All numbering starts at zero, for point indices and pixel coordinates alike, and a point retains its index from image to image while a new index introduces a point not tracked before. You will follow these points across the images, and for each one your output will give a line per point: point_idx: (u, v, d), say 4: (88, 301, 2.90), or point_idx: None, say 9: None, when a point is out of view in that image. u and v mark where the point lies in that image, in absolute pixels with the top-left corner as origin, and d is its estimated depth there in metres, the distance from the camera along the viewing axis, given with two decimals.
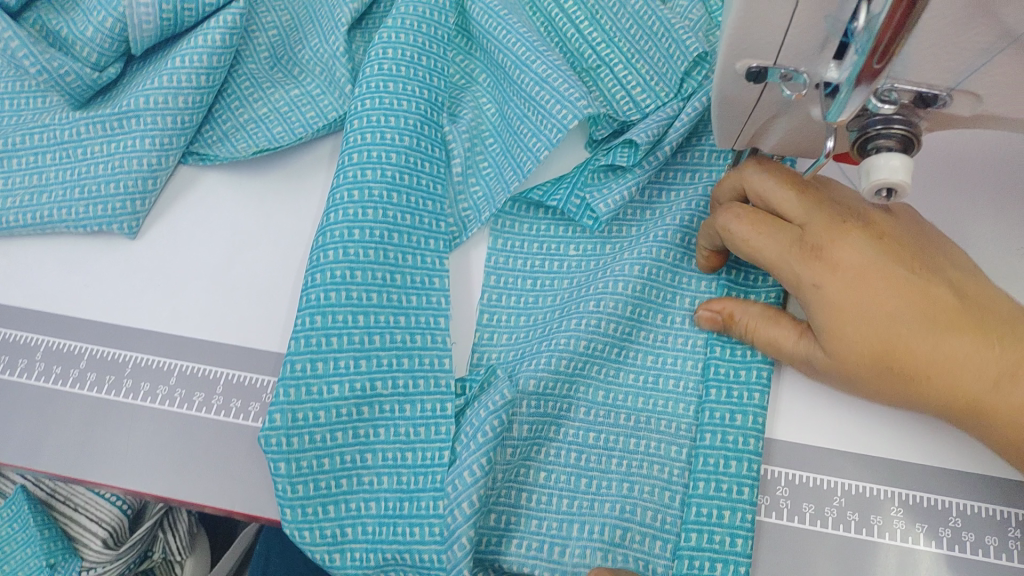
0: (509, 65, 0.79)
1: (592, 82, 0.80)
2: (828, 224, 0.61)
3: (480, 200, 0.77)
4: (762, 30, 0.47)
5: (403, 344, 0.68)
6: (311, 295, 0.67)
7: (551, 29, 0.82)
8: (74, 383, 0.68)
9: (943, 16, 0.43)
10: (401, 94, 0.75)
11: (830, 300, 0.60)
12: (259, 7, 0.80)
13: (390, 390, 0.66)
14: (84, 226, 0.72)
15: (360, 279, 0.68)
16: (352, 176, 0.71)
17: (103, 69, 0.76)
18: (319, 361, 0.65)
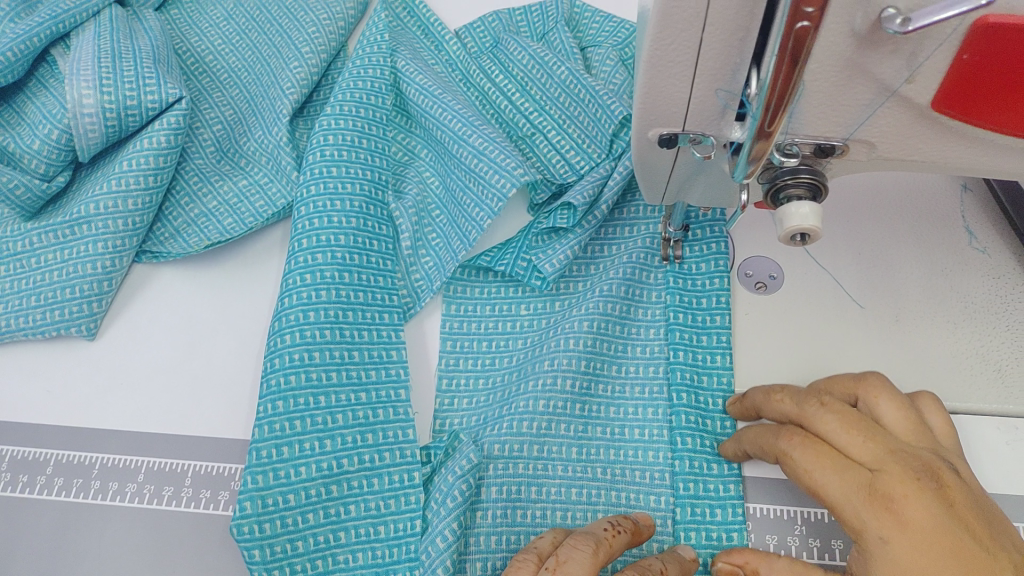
0: (448, 141, 0.82)
1: (529, 148, 0.85)
2: (901, 477, 0.51)
3: (431, 270, 0.79)
4: (668, 99, 0.51)
5: (365, 420, 0.69)
6: (271, 380, 0.69)
7: (485, 102, 0.88)
8: (42, 490, 0.68)
9: (824, 73, 0.47)
10: (346, 179, 0.78)
11: (893, 550, 0.50)
12: (203, 105, 0.85)
13: (357, 467, 0.68)
14: (42, 332, 0.73)
15: (320, 361, 0.70)
16: (303, 260, 0.73)
17: (52, 179, 0.78)
18: (285, 445, 0.67)
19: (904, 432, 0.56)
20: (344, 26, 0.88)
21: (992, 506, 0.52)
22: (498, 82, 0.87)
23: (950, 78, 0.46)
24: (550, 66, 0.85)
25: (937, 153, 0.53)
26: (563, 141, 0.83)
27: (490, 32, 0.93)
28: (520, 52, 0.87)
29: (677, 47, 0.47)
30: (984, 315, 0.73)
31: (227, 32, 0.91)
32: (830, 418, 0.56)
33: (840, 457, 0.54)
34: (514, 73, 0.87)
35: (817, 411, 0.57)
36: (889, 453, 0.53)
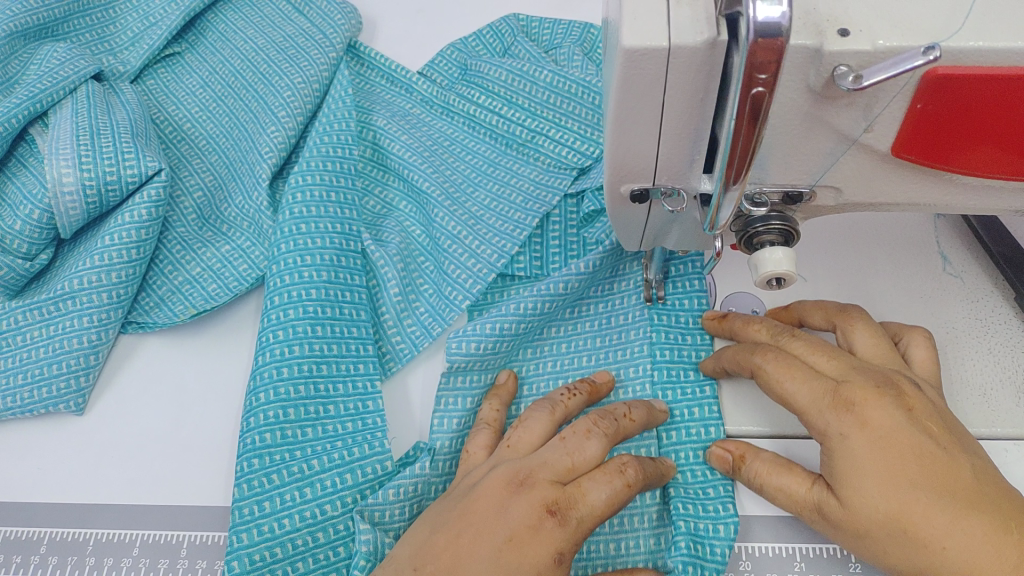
0: (435, 194, 0.86)
1: (534, 150, 0.90)
2: (864, 385, 0.57)
3: (427, 321, 0.79)
4: (636, 159, 0.53)
5: (343, 460, 0.69)
6: (250, 438, 0.69)
7: (474, 125, 0.93)
8: (36, 569, 0.68)
9: (785, 128, 0.49)
10: (314, 235, 0.78)
11: (852, 445, 0.55)
12: (182, 173, 0.86)
13: (340, 511, 0.67)
14: (31, 410, 0.73)
15: (297, 418, 0.70)
16: (276, 317, 0.74)
17: (34, 258, 0.78)
18: (262, 502, 0.67)
19: (876, 357, 0.63)
20: (320, 87, 0.89)
21: (958, 425, 0.57)
22: (480, 103, 0.93)
23: (906, 126, 0.47)
24: (531, 75, 0.93)
25: (901, 194, 0.54)
26: (567, 137, 0.89)
27: (457, 60, 0.96)
28: (496, 70, 0.94)
29: (641, 109, 0.49)
30: (964, 338, 0.74)
31: (204, 99, 0.92)
32: (800, 346, 0.62)
33: (810, 372, 0.59)
34: (495, 91, 0.93)
35: (788, 340, 0.64)
36: (852, 367, 0.59)
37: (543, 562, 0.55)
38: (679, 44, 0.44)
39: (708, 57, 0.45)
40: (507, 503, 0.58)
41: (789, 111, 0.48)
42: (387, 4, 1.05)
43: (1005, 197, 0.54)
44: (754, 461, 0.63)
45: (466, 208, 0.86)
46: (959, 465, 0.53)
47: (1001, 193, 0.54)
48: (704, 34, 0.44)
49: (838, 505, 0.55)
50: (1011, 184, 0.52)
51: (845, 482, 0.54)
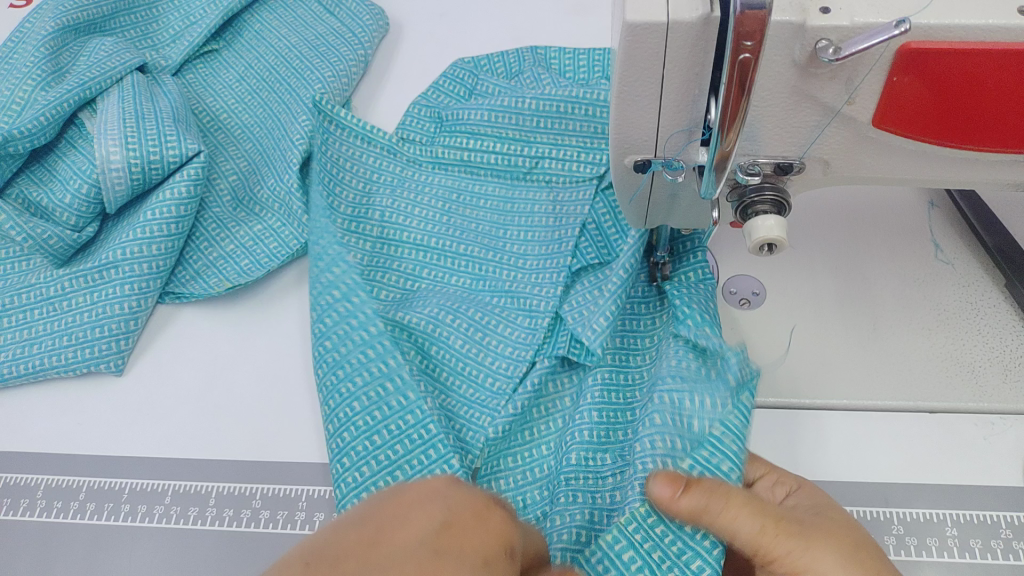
0: (464, 186, 0.89)
1: (542, 175, 0.89)
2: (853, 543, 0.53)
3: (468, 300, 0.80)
4: (638, 132, 0.58)
5: (393, 406, 0.69)
6: (337, 393, 0.70)
7: (472, 170, 0.90)
8: (74, 514, 0.73)
9: (775, 102, 0.54)
10: (330, 244, 0.80)
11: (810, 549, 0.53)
12: (219, 159, 0.92)
13: (417, 450, 0.67)
14: (74, 369, 0.78)
15: (376, 356, 0.71)
16: (325, 302, 0.76)
17: (81, 230, 0.85)
18: (348, 449, 0.67)
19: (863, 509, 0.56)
20: (348, 81, 0.96)
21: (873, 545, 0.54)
22: (470, 148, 0.90)
23: (884, 97, 0.52)
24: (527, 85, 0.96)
25: (885, 166, 0.59)
26: (569, 159, 0.89)
27: (462, 80, 0.98)
28: (493, 88, 0.96)
29: (642, 82, 0.54)
30: (954, 320, 0.77)
31: (240, 92, 0.98)
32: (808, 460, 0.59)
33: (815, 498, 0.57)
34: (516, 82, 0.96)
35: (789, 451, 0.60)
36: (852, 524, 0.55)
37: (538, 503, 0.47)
38: (676, 19, 0.49)
39: (702, 33, 0.50)
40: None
41: (777, 84, 0.53)
42: (414, 6, 1.11)
43: (983, 170, 0.59)
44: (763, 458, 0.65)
45: (493, 196, 0.88)
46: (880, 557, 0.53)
47: (979, 164, 0.58)
48: (699, 11, 0.49)
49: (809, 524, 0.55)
50: (986, 156, 0.56)
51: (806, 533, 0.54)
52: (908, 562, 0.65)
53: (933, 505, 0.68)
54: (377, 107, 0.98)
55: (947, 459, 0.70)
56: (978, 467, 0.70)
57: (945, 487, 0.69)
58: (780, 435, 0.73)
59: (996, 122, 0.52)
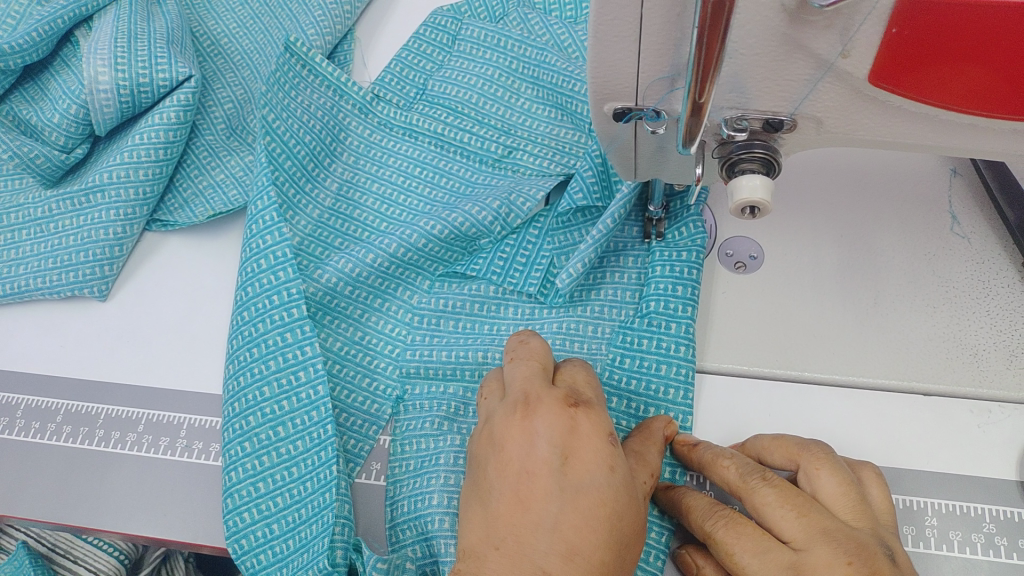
0: (427, 162, 0.85)
1: (511, 164, 0.84)
2: (828, 563, 0.51)
3: (408, 300, 0.77)
4: (618, 76, 0.54)
5: (273, 414, 0.69)
6: (240, 333, 0.72)
7: (442, 144, 0.86)
8: (50, 435, 0.73)
9: (763, 52, 0.49)
10: (268, 206, 0.75)
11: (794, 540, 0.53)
12: (215, 85, 0.90)
13: (307, 471, 0.67)
14: (56, 292, 0.78)
15: (293, 340, 0.71)
16: (255, 246, 0.74)
17: (71, 151, 0.84)
18: (241, 395, 0.70)
19: (846, 513, 0.56)
20: (350, 9, 0.92)
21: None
22: (448, 122, 0.87)
23: (880, 54, 0.47)
24: (530, 41, 0.90)
25: (887, 127, 0.54)
26: (541, 152, 0.84)
27: (445, 28, 0.93)
28: (460, 59, 0.91)
29: (620, 21, 0.50)
30: (962, 299, 0.72)
31: (242, 17, 0.95)
32: (768, 492, 0.56)
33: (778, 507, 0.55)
34: (505, 44, 0.90)
35: (758, 483, 0.57)
36: (820, 533, 0.53)
37: (607, 453, 0.53)
38: None
39: None
40: (532, 428, 0.54)
41: (765, 31, 0.48)
42: None
43: (993, 138, 0.53)
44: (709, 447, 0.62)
45: (456, 172, 0.84)
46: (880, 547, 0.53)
47: (990, 134, 0.53)
48: None
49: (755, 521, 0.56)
50: (996, 123, 0.51)
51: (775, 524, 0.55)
52: None
53: (912, 493, 0.65)
54: (367, 56, 0.93)
55: (934, 445, 0.67)
56: (965, 457, 0.66)
57: (928, 476, 0.65)
58: (771, 406, 0.69)
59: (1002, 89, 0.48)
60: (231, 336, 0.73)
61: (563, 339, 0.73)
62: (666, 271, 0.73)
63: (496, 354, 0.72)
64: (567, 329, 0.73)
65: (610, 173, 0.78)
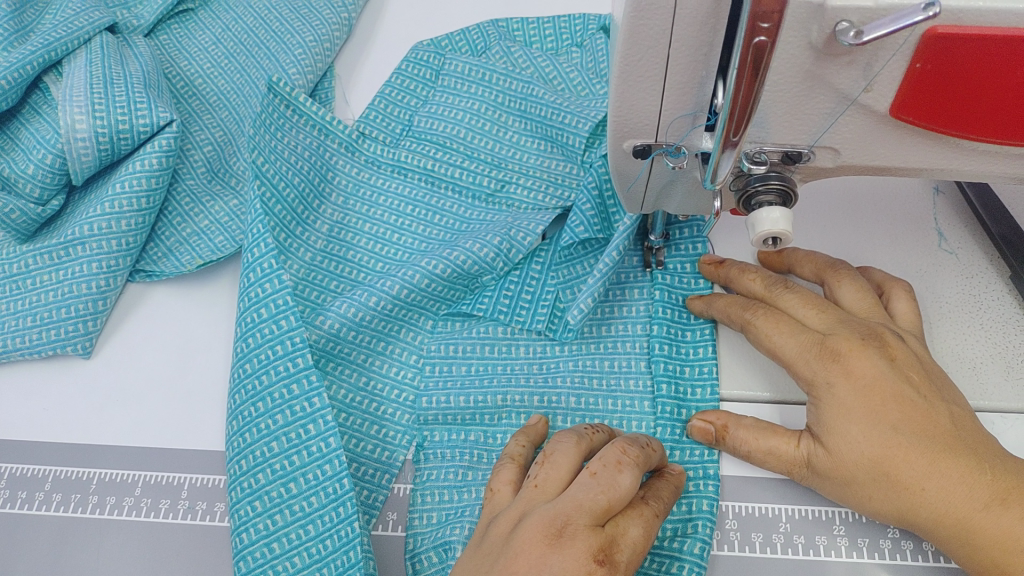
0: (419, 198, 0.84)
1: (505, 199, 0.83)
2: (848, 336, 0.59)
3: (417, 346, 0.76)
4: (640, 114, 0.54)
5: (284, 470, 0.67)
6: (243, 387, 0.70)
7: (433, 181, 0.85)
8: (40, 505, 0.69)
9: (786, 89, 0.50)
10: (265, 254, 0.73)
11: (839, 394, 0.57)
12: (193, 127, 0.87)
13: (323, 527, 0.64)
14: (38, 352, 0.74)
15: (300, 392, 0.68)
16: (254, 295, 0.72)
17: (46, 203, 0.80)
18: (248, 451, 0.68)
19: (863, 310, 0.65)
20: (330, 47, 0.91)
21: (938, 372, 0.59)
22: (437, 158, 0.86)
23: (907, 83, 0.48)
24: (515, 74, 0.89)
25: (899, 156, 0.55)
26: (535, 186, 0.84)
27: (428, 63, 0.92)
28: (444, 94, 0.90)
29: (645, 62, 0.50)
30: (957, 314, 0.75)
31: (216, 56, 0.94)
32: (790, 297, 0.65)
33: (795, 325, 0.62)
34: (487, 77, 0.89)
35: (780, 291, 0.66)
36: (837, 321, 0.62)
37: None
38: None
39: (713, 10, 0.46)
40: (547, 560, 0.51)
41: (791, 68, 0.49)
42: None
43: (1001, 164, 0.55)
44: (737, 429, 0.63)
45: (447, 207, 0.83)
46: (938, 411, 0.56)
47: (998, 159, 0.55)
48: None
49: (825, 454, 0.57)
50: (1007, 149, 0.53)
51: (830, 430, 0.57)
52: (904, 567, 0.62)
53: None
54: (349, 94, 0.92)
55: None
56: None
57: None
58: None
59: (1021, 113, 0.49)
60: (233, 391, 0.70)
61: (581, 375, 0.72)
62: (668, 314, 0.73)
63: (514, 396, 0.71)
64: (583, 366, 0.73)
65: (607, 205, 0.78)
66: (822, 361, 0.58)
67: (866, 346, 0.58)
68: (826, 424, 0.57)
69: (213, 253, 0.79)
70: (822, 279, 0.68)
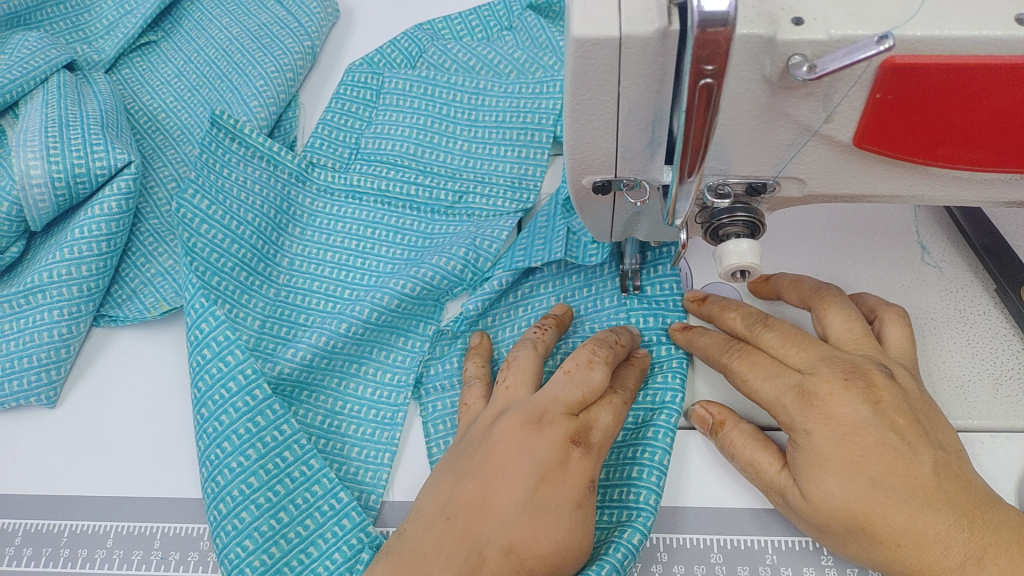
0: (378, 220, 0.82)
1: (465, 209, 0.83)
2: (829, 378, 0.56)
3: (392, 367, 0.74)
4: (595, 153, 0.52)
5: (270, 501, 0.64)
6: (205, 432, 0.66)
7: (388, 201, 0.84)
8: (9, 561, 0.67)
9: (744, 123, 0.48)
10: (196, 294, 0.72)
11: (815, 442, 0.54)
12: (156, 164, 0.86)
13: (330, 542, 0.63)
14: (2, 403, 0.73)
15: (267, 423, 0.66)
16: (194, 338, 0.70)
17: (5, 251, 0.78)
18: (225, 494, 0.64)
19: (851, 342, 0.62)
20: (293, 76, 0.90)
21: (926, 412, 0.56)
22: (390, 177, 0.85)
23: (868, 113, 0.46)
24: (459, 86, 0.90)
25: (867, 184, 0.54)
26: (490, 192, 0.83)
27: (366, 84, 0.91)
28: (395, 112, 0.89)
29: (595, 101, 0.48)
30: (942, 330, 0.73)
31: (179, 88, 0.92)
32: (770, 336, 0.61)
33: (771, 366, 0.59)
34: (432, 94, 0.89)
35: (760, 330, 0.63)
36: (820, 359, 0.58)
37: (580, 492, 0.54)
38: (629, 33, 0.43)
39: (660, 47, 0.44)
40: (528, 443, 0.55)
41: (745, 101, 0.47)
42: None
43: (973, 187, 0.53)
44: (731, 430, 0.62)
45: (410, 224, 0.82)
46: (921, 460, 0.53)
47: (970, 183, 0.53)
48: (656, 23, 0.43)
49: (800, 496, 0.56)
50: (978, 174, 0.51)
51: (806, 476, 0.55)
52: None
53: None
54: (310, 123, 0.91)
55: None
56: None
57: None
58: None
59: (1001, 139, 0.47)
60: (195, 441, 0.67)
61: None
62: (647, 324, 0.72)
63: None
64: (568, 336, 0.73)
65: None
66: (801, 409, 0.55)
67: (849, 386, 0.55)
68: (805, 467, 0.55)
69: (176, 297, 0.78)
70: (810, 307, 0.66)
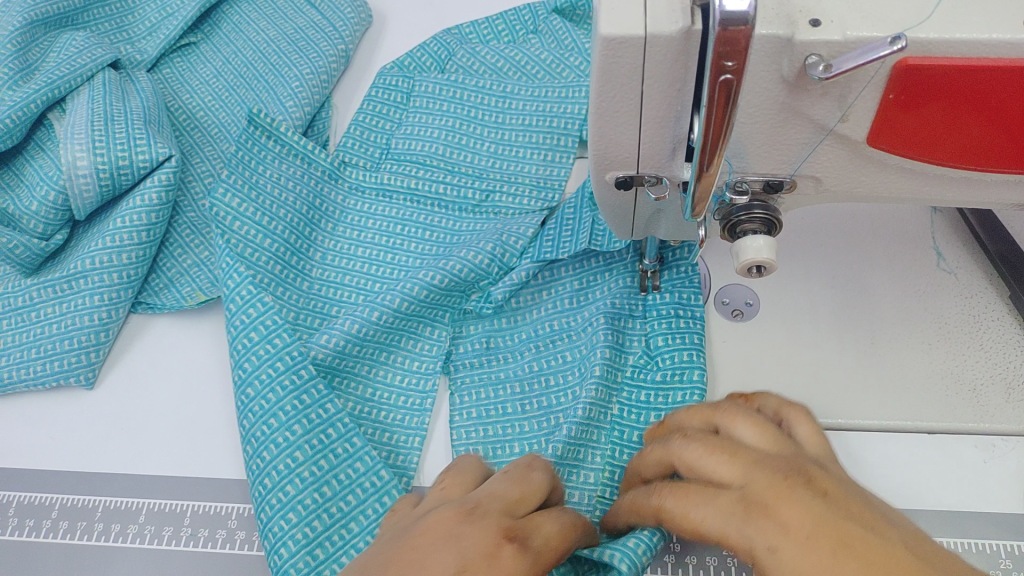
0: (411, 217, 0.85)
1: (492, 208, 0.85)
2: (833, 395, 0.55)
3: (422, 358, 0.76)
4: (619, 149, 0.54)
5: (314, 476, 0.66)
6: (250, 412, 0.69)
7: (419, 200, 0.86)
8: (46, 533, 0.70)
9: (763, 122, 0.50)
10: (240, 282, 0.74)
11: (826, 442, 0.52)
12: (194, 159, 0.89)
13: (370, 518, 0.65)
14: (43, 383, 0.76)
15: (312, 402, 0.69)
16: (240, 322, 0.72)
17: (50, 237, 0.82)
18: (270, 468, 0.65)
19: None
20: (327, 78, 0.93)
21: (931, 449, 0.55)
22: (421, 177, 0.87)
23: (881, 113, 0.48)
24: (485, 90, 0.93)
25: (881, 184, 0.56)
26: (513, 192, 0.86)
27: (396, 87, 0.94)
28: (423, 114, 0.92)
29: (620, 99, 0.50)
30: (956, 334, 0.74)
31: (217, 88, 0.96)
32: None
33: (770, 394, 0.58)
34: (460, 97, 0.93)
35: None
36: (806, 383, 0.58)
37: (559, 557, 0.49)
38: (654, 33, 0.46)
39: (683, 46, 0.46)
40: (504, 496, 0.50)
41: (764, 100, 0.49)
42: None
43: (984, 189, 0.55)
44: None
45: (439, 221, 0.85)
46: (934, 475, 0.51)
47: (980, 185, 0.55)
48: (680, 23, 0.45)
49: None
50: (989, 175, 0.53)
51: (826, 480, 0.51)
52: None
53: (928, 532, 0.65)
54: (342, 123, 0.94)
55: (943, 485, 0.67)
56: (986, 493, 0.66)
57: (948, 515, 0.66)
58: None
59: (1010, 141, 0.49)
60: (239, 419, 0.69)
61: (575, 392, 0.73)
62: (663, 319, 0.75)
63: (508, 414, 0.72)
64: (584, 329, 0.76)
65: None
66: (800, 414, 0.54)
67: None
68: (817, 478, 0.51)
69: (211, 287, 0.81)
70: None
